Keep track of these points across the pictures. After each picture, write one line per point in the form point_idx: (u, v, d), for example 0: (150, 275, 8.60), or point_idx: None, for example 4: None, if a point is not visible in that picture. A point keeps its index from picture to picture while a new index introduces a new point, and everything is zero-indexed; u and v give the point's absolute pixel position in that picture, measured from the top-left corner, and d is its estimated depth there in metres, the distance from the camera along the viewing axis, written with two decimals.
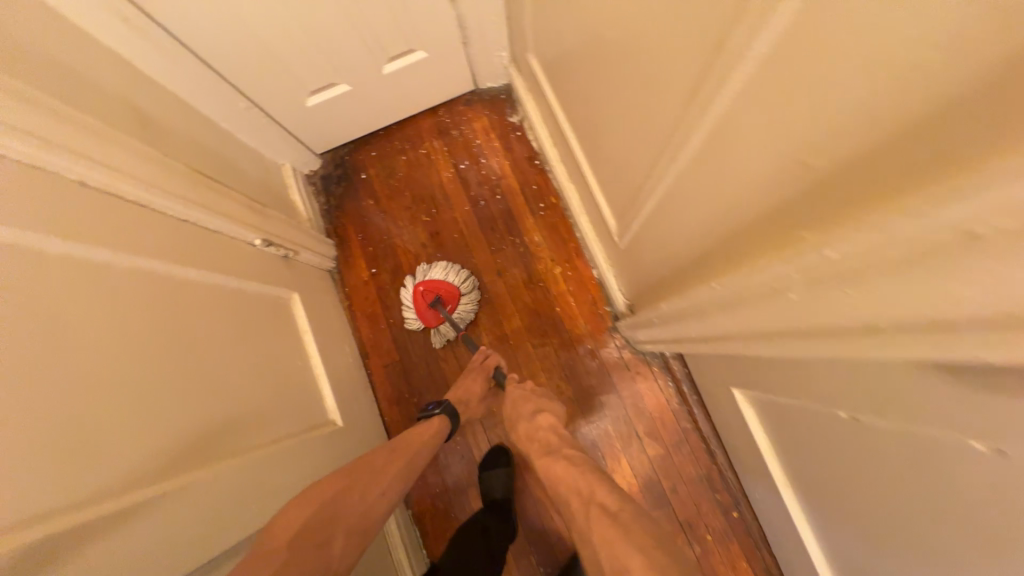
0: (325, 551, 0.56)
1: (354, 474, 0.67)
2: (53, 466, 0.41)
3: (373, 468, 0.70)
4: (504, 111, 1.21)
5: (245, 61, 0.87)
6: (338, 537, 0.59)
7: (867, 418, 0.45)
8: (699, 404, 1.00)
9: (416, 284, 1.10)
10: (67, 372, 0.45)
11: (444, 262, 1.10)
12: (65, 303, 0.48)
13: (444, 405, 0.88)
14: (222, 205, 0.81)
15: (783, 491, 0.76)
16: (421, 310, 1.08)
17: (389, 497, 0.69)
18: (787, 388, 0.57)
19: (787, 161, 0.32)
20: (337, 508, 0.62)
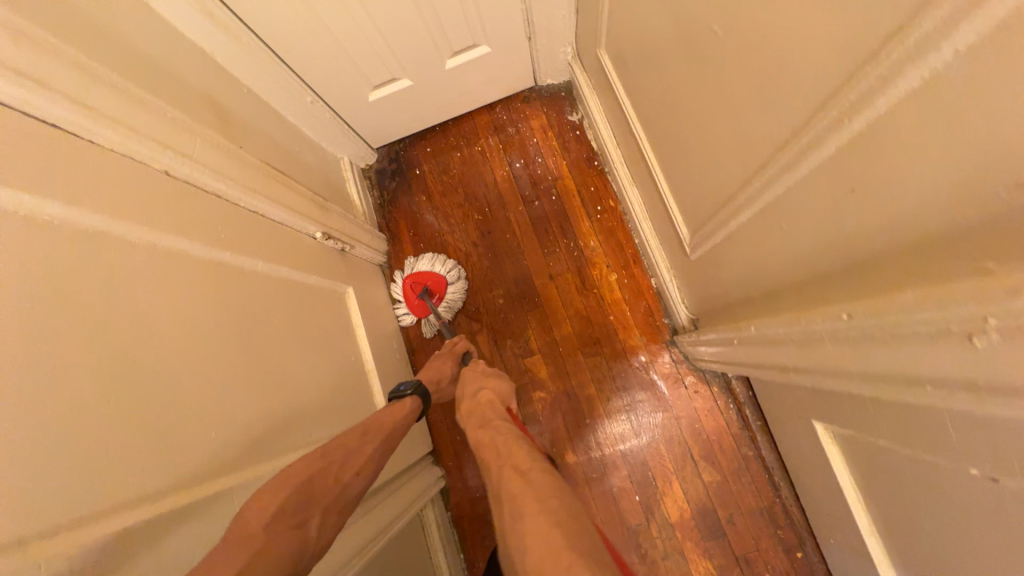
0: (301, 533, 0.52)
1: (331, 452, 0.60)
2: (133, 457, 0.41)
3: (347, 448, 0.63)
4: (564, 109, 1.17)
5: (314, 54, 0.87)
6: (315, 518, 0.54)
7: (1013, 484, 0.38)
8: (764, 431, 0.92)
9: (405, 277, 1.11)
10: (148, 364, 0.46)
11: (430, 254, 1.11)
12: (148, 294, 0.49)
13: (415, 386, 0.81)
14: (287, 197, 0.81)
15: (867, 541, 0.68)
16: (411, 303, 1.10)
17: (365, 477, 0.63)
18: (897, 432, 0.50)
19: (975, 183, 0.27)
20: (309, 488, 0.56)
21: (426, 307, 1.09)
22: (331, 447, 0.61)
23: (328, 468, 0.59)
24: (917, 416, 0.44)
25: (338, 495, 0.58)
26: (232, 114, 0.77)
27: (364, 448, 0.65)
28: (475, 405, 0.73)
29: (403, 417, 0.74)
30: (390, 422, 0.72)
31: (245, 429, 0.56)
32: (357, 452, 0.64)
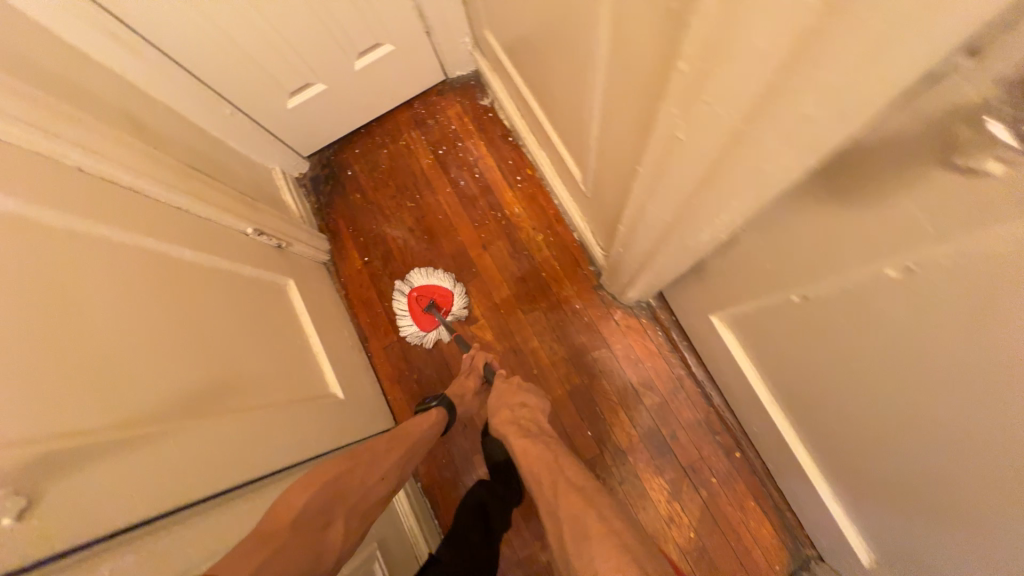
0: (328, 531, 0.60)
1: (357, 458, 0.72)
2: (61, 395, 0.45)
3: (374, 454, 0.76)
4: (476, 96, 1.27)
5: (224, 66, 0.94)
6: (339, 521, 0.62)
7: (812, 291, 0.47)
8: (691, 350, 1.00)
9: (410, 290, 1.11)
10: (72, 322, 0.50)
11: (424, 268, 1.13)
12: (71, 266, 0.53)
13: (440, 399, 0.94)
14: (214, 196, 0.87)
15: (773, 414, 0.77)
16: (417, 315, 1.10)
17: (388, 482, 0.75)
18: (752, 287, 0.58)
19: (651, 14, 0.34)
20: (338, 487, 0.66)
21: (433, 319, 1.10)
22: (358, 453, 0.73)
23: (354, 468, 0.71)
24: (748, 261, 0.53)
25: (361, 497, 0.68)
26: (150, 126, 0.83)
27: (389, 455, 0.77)
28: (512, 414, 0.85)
29: (428, 428, 0.86)
30: (419, 430, 0.85)
31: (180, 389, 0.60)
32: (384, 458, 0.76)
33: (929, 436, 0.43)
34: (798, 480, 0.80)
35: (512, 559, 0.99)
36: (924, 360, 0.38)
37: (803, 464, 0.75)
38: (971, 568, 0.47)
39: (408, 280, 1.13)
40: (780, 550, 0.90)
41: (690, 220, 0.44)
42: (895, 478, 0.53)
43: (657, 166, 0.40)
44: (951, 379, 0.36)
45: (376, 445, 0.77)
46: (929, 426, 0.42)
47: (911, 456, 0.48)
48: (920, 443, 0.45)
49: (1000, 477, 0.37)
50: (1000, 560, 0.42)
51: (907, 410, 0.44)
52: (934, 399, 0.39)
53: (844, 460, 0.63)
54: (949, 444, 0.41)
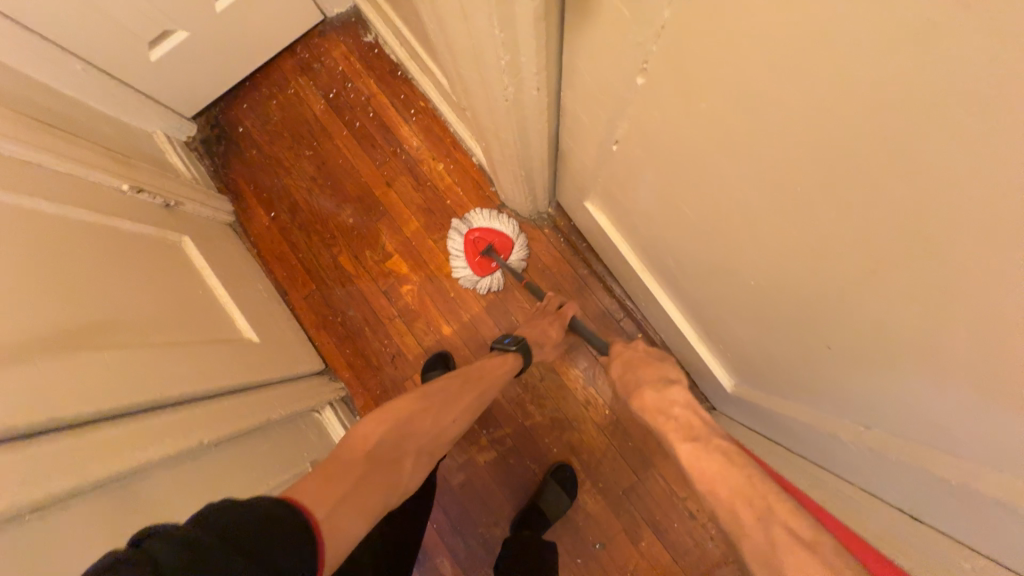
0: (397, 468, 0.67)
1: (431, 399, 0.76)
2: None
3: (448, 395, 0.78)
4: (358, 32, 1.23)
5: (65, 17, 0.87)
6: (409, 458, 0.70)
7: (617, 134, 0.53)
8: (589, 249, 1.07)
9: (470, 232, 1.06)
10: None
11: (489, 211, 1.08)
12: None
13: (518, 342, 0.92)
14: (74, 151, 0.83)
15: (648, 283, 0.85)
16: (473, 257, 1.06)
17: (460, 422, 0.79)
18: (588, 150, 0.64)
19: None
20: (410, 429, 0.71)
21: (490, 264, 1.06)
22: (433, 394, 0.77)
23: (429, 410, 0.75)
24: (574, 120, 0.59)
25: (431, 435, 0.74)
26: None
27: (463, 397, 0.80)
28: (664, 401, 0.70)
29: (501, 372, 0.87)
30: (494, 375, 0.86)
31: (50, 327, 0.59)
32: (460, 399, 0.80)
33: (723, 234, 0.50)
34: (680, 341, 0.90)
35: (453, 465, 1.07)
36: (689, 151, 0.44)
37: (678, 323, 0.85)
38: (772, 346, 0.58)
39: (466, 220, 1.08)
40: None
41: (490, 68, 0.47)
42: (720, 293, 0.62)
43: (442, 12, 0.44)
44: (701, 163, 0.44)
45: (450, 386, 0.80)
46: (713, 220, 0.50)
47: (720, 266, 0.56)
48: (726, 248, 0.52)
49: (756, 236, 0.45)
50: (794, 325, 0.49)
51: (701, 219, 0.52)
52: (704, 196, 0.48)
53: (694, 302, 0.73)
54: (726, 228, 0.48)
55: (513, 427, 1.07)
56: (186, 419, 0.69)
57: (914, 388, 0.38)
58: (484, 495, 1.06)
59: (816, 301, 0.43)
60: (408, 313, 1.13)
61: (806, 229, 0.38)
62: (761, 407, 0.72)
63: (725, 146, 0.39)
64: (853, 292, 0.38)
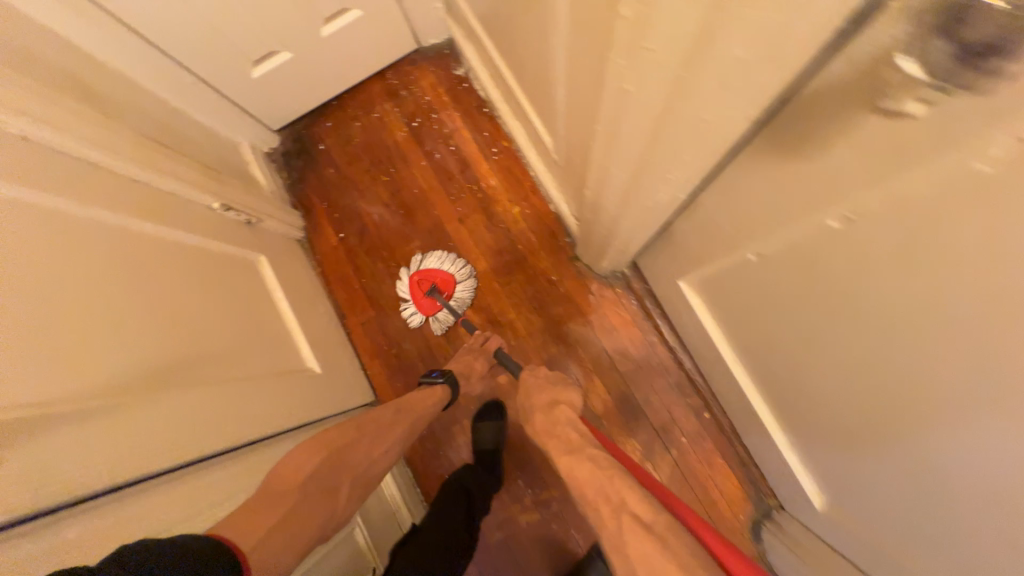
0: (332, 498, 0.64)
1: (363, 428, 0.74)
2: (27, 367, 0.46)
3: (379, 425, 0.76)
4: (449, 65, 1.24)
5: (181, 34, 0.89)
6: (344, 488, 0.66)
7: (764, 249, 0.49)
8: (663, 316, 1.02)
9: (412, 275, 1.12)
10: (39, 301, 0.50)
11: (439, 251, 1.12)
12: (33, 248, 0.52)
13: (446, 375, 0.93)
14: (174, 168, 0.84)
15: (737, 375, 0.80)
16: (420, 300, 1.11)
17: (388, 457, 0.76)
18: (711, 249, 0.60)
19: None
20: (344, 459, 0.68)
21: (435, 303, 1.10)
22: (366, 424, 0.75)
23: (360, 440, 0.72)
24: (707, 220, 0.55)
25: (364, 467, 0.71)
26: (101, 92, 0.78)
27: (394, 429, 0.78)
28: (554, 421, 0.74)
29: (432, 403, 0.87)
30: (422, 405, 0.85)
31: (143, 364, 0.59)
32: (389, 431, 0.78)
33: (889, 399, 0.44)
34: (761, 438, 0.84)
35: (492, 520, 1.03)
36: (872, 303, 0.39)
37: (765, 423, 0.79)
38: (885, 498, 0.54)
39: (411, 264, 1.13)
40: (743, 501, 0.95)
41: (644, 176, 0.44)
42: (853, 435, 0.55)
43: (610, 122, 0.41)
44: (891, 328, 0.38)
45: (380, 417, 0.77)
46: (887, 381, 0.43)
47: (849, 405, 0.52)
48: (887, 417, 0.46)
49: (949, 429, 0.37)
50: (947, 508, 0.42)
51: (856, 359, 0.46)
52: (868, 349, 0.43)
53: (797, 414, 0.67)
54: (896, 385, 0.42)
55: (559, 490, 1.03)
56: (248, 464, 0.66)
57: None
58: (521, 558, 1.01)
59: (961, 499, 0.40)
60: None
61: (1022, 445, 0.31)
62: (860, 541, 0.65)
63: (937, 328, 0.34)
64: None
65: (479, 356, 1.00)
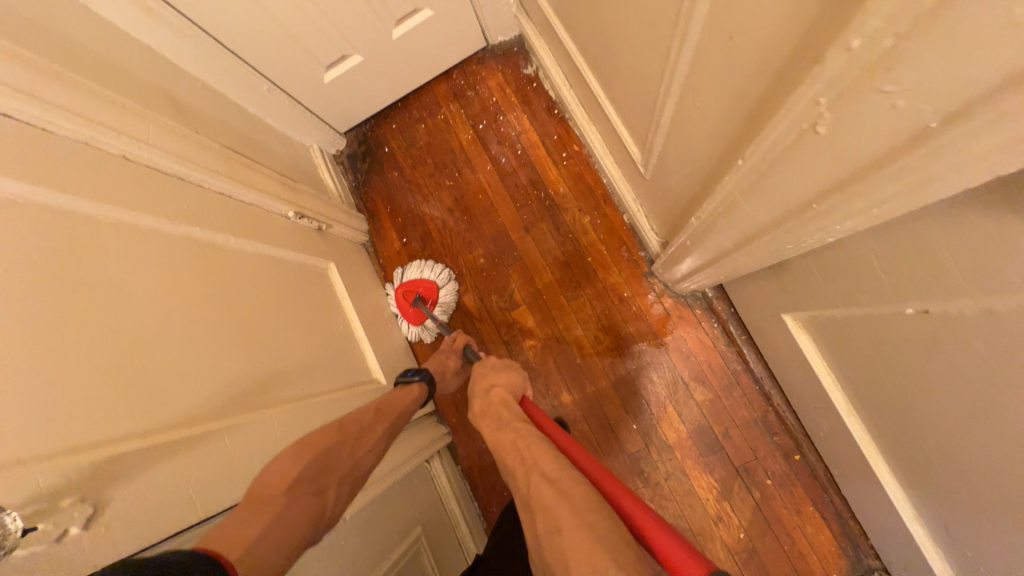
0: (319, 499, 0.56)
1: (345, 430, 0.67)
2: (136, 397, 0.46)
3: (361, 426, 0.71)
4: (518, 63, 1.17)
5: (261, 42, 0.89)
6: (330, 488, 0.59)
7: (941, 308, 0.40)
8: (749, 343, 0.93)
9: (397, 288, 1.14)
10: (141, 328, 0.51)
11: (418, 261, 1.14)
12: (134, 272, 0.53)
13: (422, 373, 0.89)
14: (253, 179, 0.85)
15: (849, 424, 0.70)
16: (406, 312, 1.12)
17: (373, 456, 0.69)
18: (849, 291, 0.51)
19: None
20: (328, 457, 0.62)
21: (421, 313, 1.10)
22: (345, 424, 0.68)
23: (344, 442, 0.66)
24: (852, 263, 0.47)
25: (350, 469, 0.64)
26: (189, 106, 0.80)
27: (374, 428, 0.72)
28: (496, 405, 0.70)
29: (410, 402, 0.82)
30: (396, 404, 0.80)
31: (229, 385, 0.59)
32: (369, 431, 0.71)
33: None
34: (871, 494, 0.74)
35: None
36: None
37: (883, 483, 0.69)
38: None
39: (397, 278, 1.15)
40: (838, 557, 0.85)
41: (799, 222, 0.36)
42: None
43: (768, 160, 0.34)
44: None
45: (357, 416, 0.72)
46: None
47: None
48: None
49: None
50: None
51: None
52: None
53: (937, 487, 0.57)
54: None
55: None
56: None
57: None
58: None
59: None
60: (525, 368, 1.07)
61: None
62: None
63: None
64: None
65: (450, 355, 0.98)
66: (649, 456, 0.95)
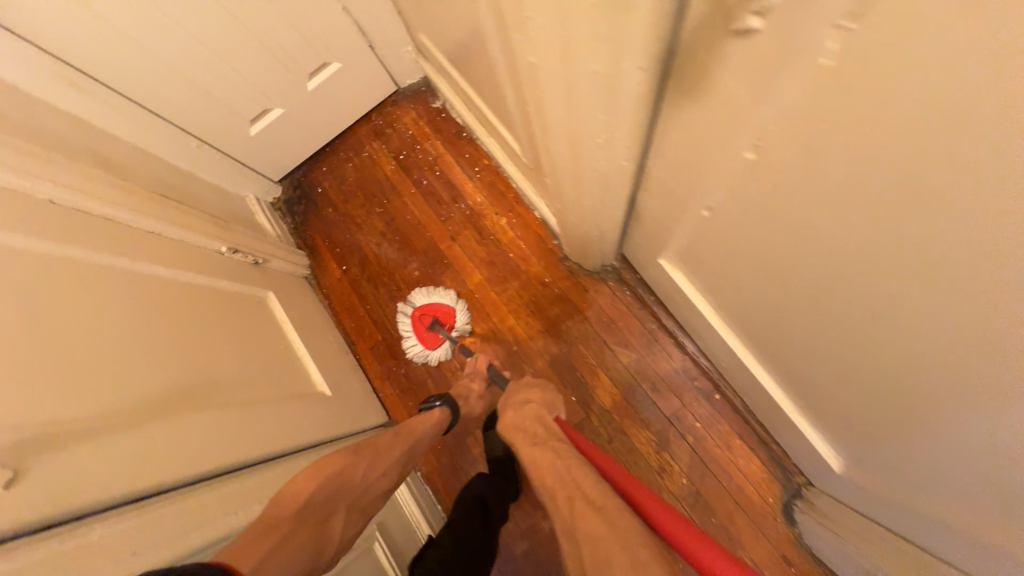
0: (325, 528, 0.61)
1: (360, 452, 0.72)
2: (61, 391, 0.52)
3: (376, 449, 0.75)
4: (427, 100, 1.33)
5: (185, 104, 1.00)
6: (338, 517, 0.63)
7: (715, 203, 0.51)
8: (658, 303, 1.03)
9: (414, 311, 1.16)
10: (72, 335, 0.57)
11: (427, 287, 1.16)
12: (65, 290, 0.60)
13: (445, 398, 0.93)
14: (184, 219, 0.92)
15: (732, 344, 0.80)
16: (422, 333, 1.14)
17: (389, 478, 0.75)
18: (672, 212, 0.62)
19: None
20: (343, 481, 0.67)
21: (437, 335, 1.13)
22: (364, 447, 0.74)
23: (358, 463, 0.71)
24: (659, 185, 0.58)
25: (362, 490, 0.69)
26: (117, 162, 0.89)
27: (393, 450, 0.77)
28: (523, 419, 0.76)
29: (429, 427, 0.87)
30: (420, 429, 0.85)
31: (163, 386, 0.64)
32: (388, 452, 0.77)
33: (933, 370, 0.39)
34: (771, 408, 0.82)
35: (516, 529, 1.02)
36: (821, 223, 0.38)
37: (772, 391, 0.78)
38: (942, 484, 0.48)
39: (409, 301, 1.17)
40: (770, 482, 0.91)
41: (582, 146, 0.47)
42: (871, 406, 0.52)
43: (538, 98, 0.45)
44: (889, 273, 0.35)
45: (380, 439, 0.77)
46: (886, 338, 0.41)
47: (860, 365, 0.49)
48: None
49: (944, 345, 0.35)
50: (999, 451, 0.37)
51: (823, 292, 0.45)
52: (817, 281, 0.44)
53: (796, 373, 0.66)
54: (872, 309, 0.41)
55: None
56: (269, 475, 0.70)
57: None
58: (549, 565, 0.99)
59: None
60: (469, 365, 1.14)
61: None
62: (886, 502, 0.62)
63: (881, 231, 0.33)
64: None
65: (475, 377, 1.01)
66: (591, 424, 1.01)
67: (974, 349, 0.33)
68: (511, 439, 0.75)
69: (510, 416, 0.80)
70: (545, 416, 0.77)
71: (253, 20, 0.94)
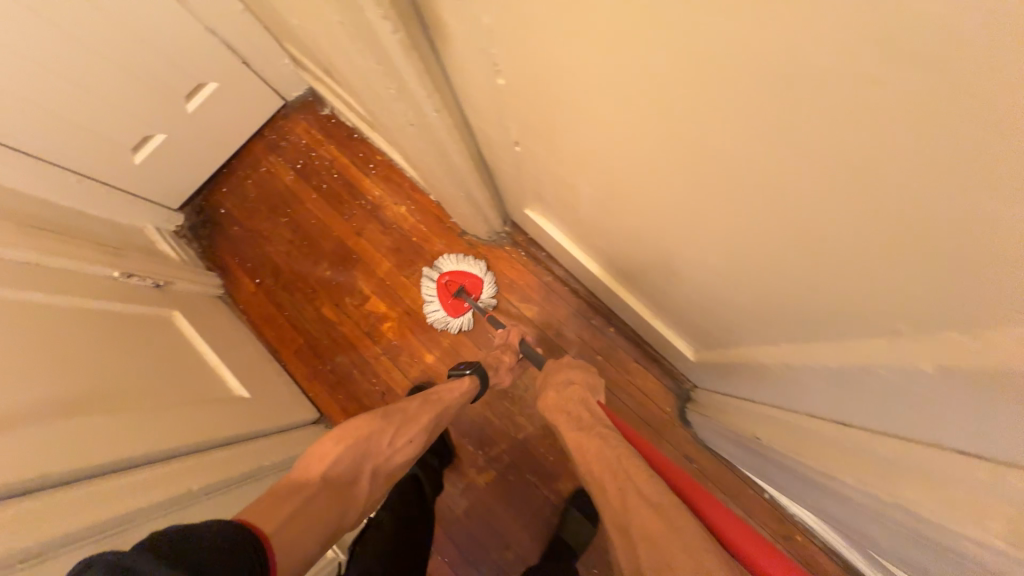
0: (352, 489, 0.67)
1: (387, 417, 0.75)
2: None
3: (406, 416, 0.77)
4: (316, 109, 1.39)
5: (63, 141, 1.00)
6: (364, 478, 0.69)
7: (517, 135, 0.60)
8: (550, 257, 1.12)
9: (441, 275, 1.13)
10: None
11: (455, 255, 1.14)
12: None
13: (474, 367, 0.93)
14: (64, 249, 0.92)
15: (597, 271, 0.92)
16: (445, 300, 1.13)
17: (414, 444, 0.77)
18: (503, 155, 0.71)
19: None
20: (369, 445, 0.71)
21: (461, 304, 1.11)
22: (393, 412, 0.76)
23: (386, 428, 0.74)
24: (479, 130, 0.67)
25: (390, 454, 0.73)
26: None
27: (421, 417, 0.79)
28: (565, 401, 0.79)
29: (457, 397, 0.87)
30: (449, 398, 0.85)
31: (55, 393, 0.66)
32: (416, 417, 0.79)
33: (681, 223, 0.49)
34: (645, 324, 0.93)
35: (454, 491, 1.07)
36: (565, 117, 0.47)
37: (638, 305, 0.89)
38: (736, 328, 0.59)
39: (436, 267, 1.14)
40: (665, 394, 1.02)
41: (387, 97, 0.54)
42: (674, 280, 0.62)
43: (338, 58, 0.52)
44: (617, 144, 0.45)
45: (408, 407, 0.78)
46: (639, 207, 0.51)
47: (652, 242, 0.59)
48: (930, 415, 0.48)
49: (668, 192, 0.46)
50: (725, 269, 0.49)
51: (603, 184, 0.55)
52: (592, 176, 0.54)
53: (638, 278, 0.77)
54: (628, 185, 0.51)
55: (508, 443, 1.08)
56: (172, 470, 0.71)
57: (815, 292, 0.39)
58: (492, 518, 1.04)
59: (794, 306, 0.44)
60: (390, 348, 1.19)
61: (674, 158, 0.40)
62: (724, 369, 0.74)
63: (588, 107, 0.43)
64: (728, 214, 0.41)
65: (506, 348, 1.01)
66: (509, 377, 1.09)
67: (671, 185, 0.44)
68: (553, 417, 0.78)
69: (554, 396, 0.81)
70: (591, 402, 0.77)
71: (126, 57, 0.97)
